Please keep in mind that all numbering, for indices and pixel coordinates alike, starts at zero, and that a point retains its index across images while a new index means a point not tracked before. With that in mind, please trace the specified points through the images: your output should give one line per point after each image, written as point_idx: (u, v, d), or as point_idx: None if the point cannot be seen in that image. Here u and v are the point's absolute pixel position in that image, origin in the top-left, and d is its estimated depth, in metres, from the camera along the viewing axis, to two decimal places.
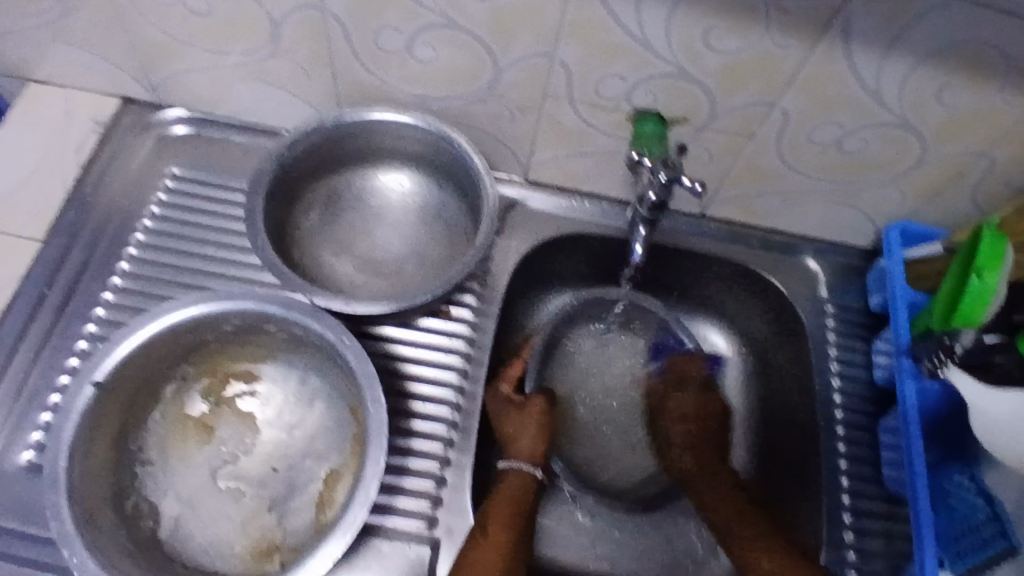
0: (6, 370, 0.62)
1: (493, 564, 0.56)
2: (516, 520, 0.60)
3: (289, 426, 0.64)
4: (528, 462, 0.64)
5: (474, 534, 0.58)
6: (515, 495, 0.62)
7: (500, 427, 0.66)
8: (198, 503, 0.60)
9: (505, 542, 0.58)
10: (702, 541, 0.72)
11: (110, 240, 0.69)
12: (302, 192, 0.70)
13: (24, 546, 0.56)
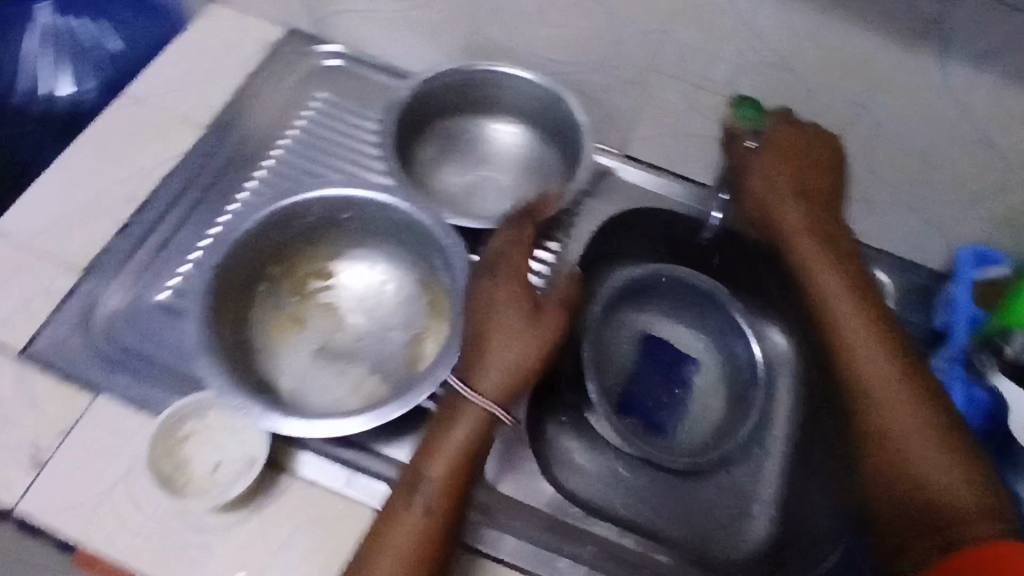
0: (157, 226, 0.72)
1: (415, 539, 0.52)
2: (455, 486, 0.54)
3: (379, 314, 0.72)
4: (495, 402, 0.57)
5: (407, 496, 0.54)
6: (461, 453, 0.55)
7: (487, 322, 0.60)
8: (291, 368, 0.68)
9: (438, 514, 0.53)
10: (730, 516, 0.75)
11: (257, 139, 0.79)
12: (424, 128, 0.78)
13: (147, 368, 0.65)
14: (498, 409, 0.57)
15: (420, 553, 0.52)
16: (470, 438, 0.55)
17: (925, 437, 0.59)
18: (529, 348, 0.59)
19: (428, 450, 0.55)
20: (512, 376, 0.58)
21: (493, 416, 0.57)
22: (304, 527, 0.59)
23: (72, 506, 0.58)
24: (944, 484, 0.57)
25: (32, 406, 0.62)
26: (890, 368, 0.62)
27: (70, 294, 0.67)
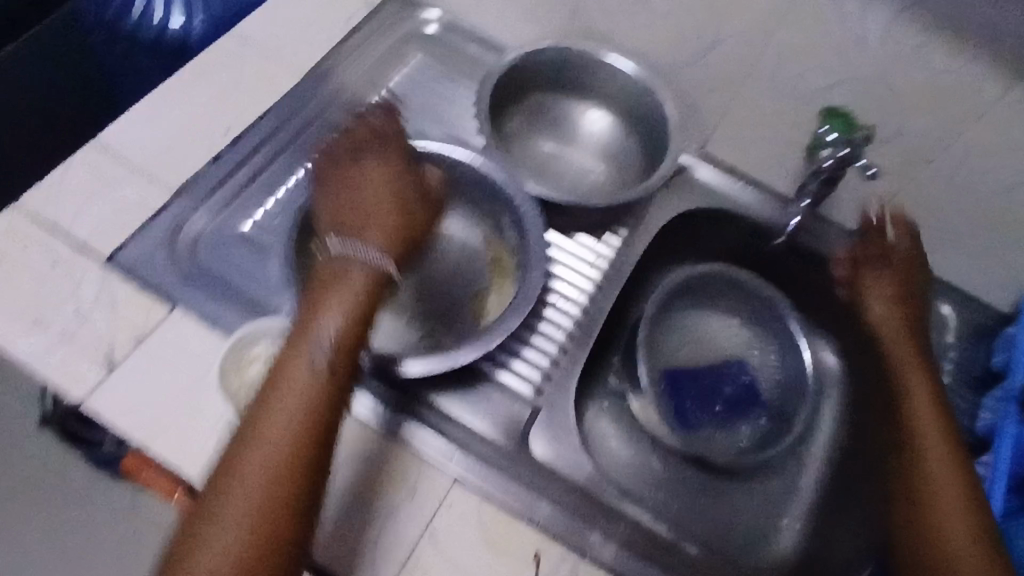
0: (250, 159, 0.76)
1: (312, 391, 0.53)
2: (350, 343, 0.56)
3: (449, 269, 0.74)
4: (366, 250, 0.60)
5: (301, 354, 0.55)
6: (346, 306, 0.57)
7: (337, 201, 0.66)
8: None
9: (334, 367, 0.55)
10: (759, 528, 0.74)
11: (351, 94, 0.82)
12: (515, 100, 0.80)
13: (224, 293, 0.68)
14: (378, 258, 0.60)
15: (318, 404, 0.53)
16: (367, 291, 0.58)
17: (961, 520, 0.60)
18: (392, 224, 0.64)
19: (314, 308, 0.57)
20: (375, 237, 0.63)
21: (378, 271, 0.60)
22: (349, 461, 0.60)
23: (140, 407, 0.61)
24: (965, 555, 0.58)
25: (113, 308, 0.65)
26: (948, 454, 0.64)
27: (161, 210, 0.71)
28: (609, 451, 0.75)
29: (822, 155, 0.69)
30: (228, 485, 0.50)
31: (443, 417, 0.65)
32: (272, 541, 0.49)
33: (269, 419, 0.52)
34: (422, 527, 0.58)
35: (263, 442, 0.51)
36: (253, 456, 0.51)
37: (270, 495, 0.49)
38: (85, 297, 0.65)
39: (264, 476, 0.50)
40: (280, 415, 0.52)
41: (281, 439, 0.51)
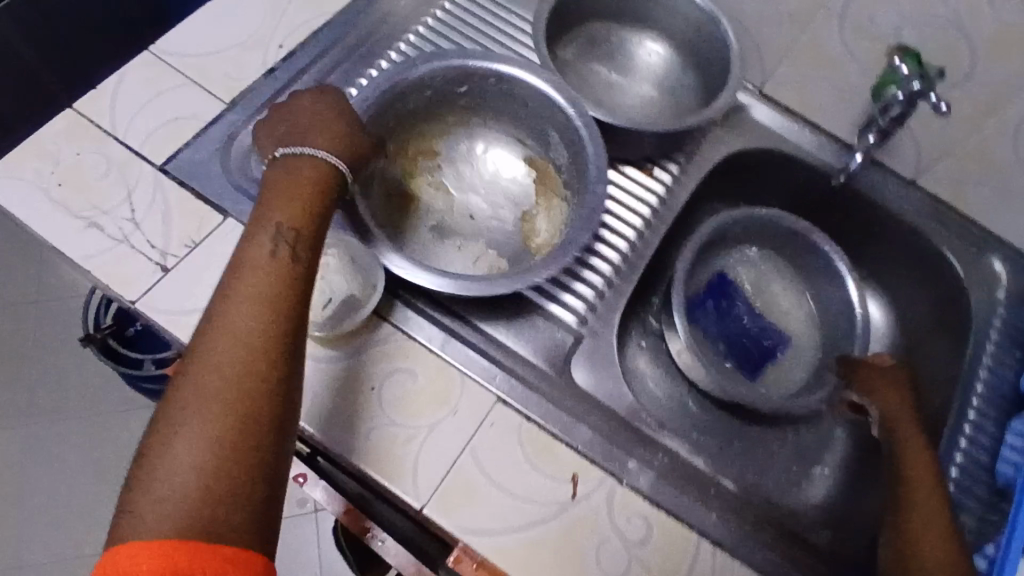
0: (303, 73, 0.74)
1: (270, 275, 0.50)
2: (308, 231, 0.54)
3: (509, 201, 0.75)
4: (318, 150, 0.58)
5: (253, 248, 0.52)
6: (302, 203, 0.55)
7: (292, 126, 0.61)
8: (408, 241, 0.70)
9: (294, 254, 0.52)
10: (791, 473, 0.74)
11: (403, 15, 0.80)
12: (571, 27, 0.78)
13: None
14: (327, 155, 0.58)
15: (279, 288, 0.50)
16: (304, 179, 0.56)
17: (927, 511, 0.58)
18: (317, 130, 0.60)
19: (271, 206, 0.54)
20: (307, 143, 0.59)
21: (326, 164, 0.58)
22: (394, 374, 0.61)
23: (192, 310, 0.62)
24: (926, 538, 0.56)
25: (167, 215, 0.65)
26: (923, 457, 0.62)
27: (214, 121, 0.70)
28: (646, 386, 0.76)
29: (893, 90, 0.66)
30: (195, 375, 0.46)
31: (487, 341, 0.65)
32: (249, 425, 0.45)
33: (230, 306, 0.49)
34: (462, 446, 0.59)
35: (226, 327, 0.48)
36: (217, 344, 0.47)
37: (236, 378, 0.46)
38: (138, 204, 0.65)
39: (231, 359, 0.47)
40: (238, 301, 0.49)
41: (247, 322, 0.48)
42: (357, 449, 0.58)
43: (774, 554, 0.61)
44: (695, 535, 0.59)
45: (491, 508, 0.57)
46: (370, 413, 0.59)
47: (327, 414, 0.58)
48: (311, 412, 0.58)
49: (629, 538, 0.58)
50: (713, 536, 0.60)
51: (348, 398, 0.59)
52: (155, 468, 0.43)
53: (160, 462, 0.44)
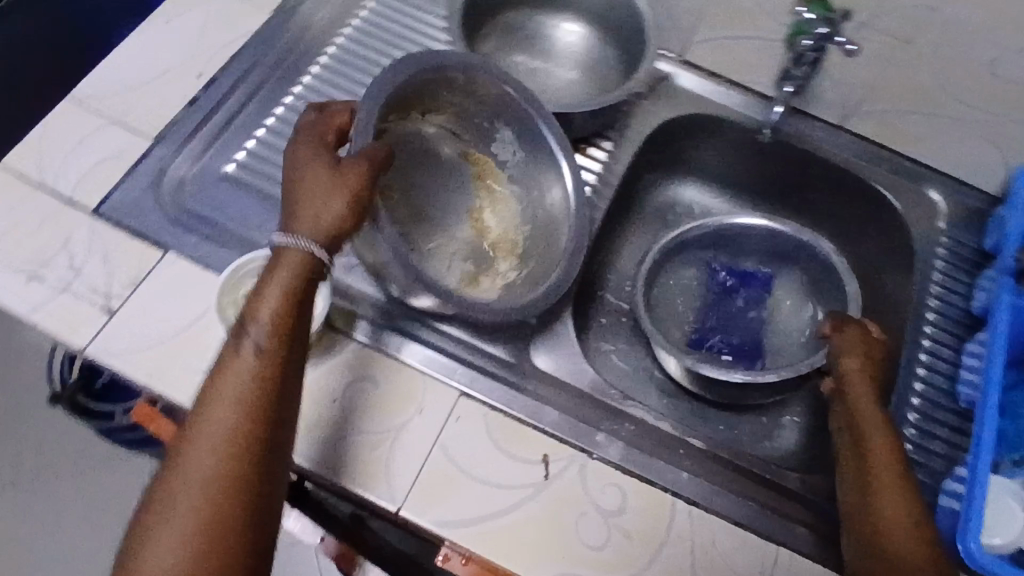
0: (228, 99, 0.74)
1: (247, 378, 0.51)
2: (287, 326, 0.53)
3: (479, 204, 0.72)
4: (306, 239, 0.54)
5: (233, 345, 0.52)
6: (287, 295, 0.54)
7: (299, 176, 0.57)
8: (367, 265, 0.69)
9: (270, 353, 0.52)
10: (761, 426, 0.75)
11: (320, 28, 0.81)
12: (488, 20, 0.78)
13: (216, 233, 0.68)
14: (316, 248, 0.54)
15: (256, 391, 0.51)
16: (289, 267, 0.54)
17: (898, 503, 0.56)
18: (323, 184, 0.56)
19: (254, 300, 0.54)
20: (314, 207, 0.55)
21: (309, 257, 0.54)
22: (355, 383, 0.61)
23: (143, 348, 0.61)
24: (902, 534, 0.54)
25: (106, 258, 0.65)
26: (888, 440, 0.59)
27: (142, 157, 0.70)
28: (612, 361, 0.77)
29: (802, 40, 0.65)
30: (174, 478, 0.49)
31: (445, 336, 0.66)
32: (223, 531, 0.48)
33: (213, 405, 0.50)
34: (431, 444, 0.59)
35: (204, 432, 0.49)
36: (195, 449, 0.49)
37: (212, 487, 0.48)
38: (76, 250, 0.65)
39: (209, 468, 0.48)
40: (223, 395, 0.50)
41: (225, 428, 0.50)
42: (330, 462, 0.58)
43: (751, 502, 0.62)
44: (670, 495, 0.60)
45: (467, 500, 0.58)
46: (338, 424, 0.59)
47: (321, 444, 0.58)
48: None
49: (606, 508, 0.59)
50: (688, 495, 0.61)
51: (315, 413, 0.59)
52: (138, 552, 0.47)
53: (141, 562, 0.47)
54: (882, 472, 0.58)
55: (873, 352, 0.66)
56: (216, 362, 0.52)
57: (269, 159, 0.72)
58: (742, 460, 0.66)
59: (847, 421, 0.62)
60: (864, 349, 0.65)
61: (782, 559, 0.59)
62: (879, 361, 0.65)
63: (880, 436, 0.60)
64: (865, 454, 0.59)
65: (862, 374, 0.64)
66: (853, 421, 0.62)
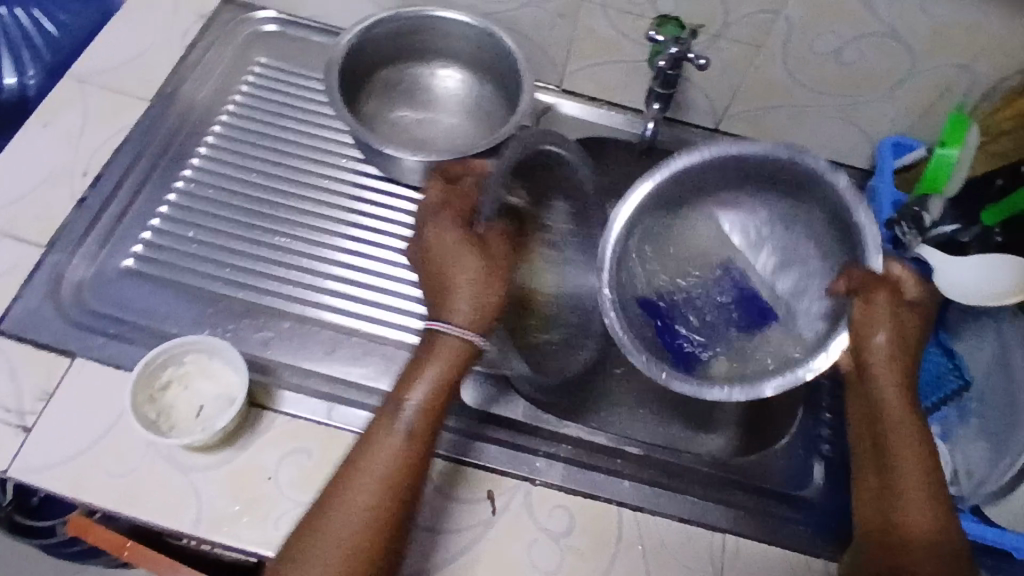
0: (117, 193, 0.73)
1: (399, 454, 0.54)
2: (437, 407, 0.56)
3: (390, 260, 0.74)
4: (468, 329, 0.57)
5: (390, 419, 0.55)
6: (442, 378, 0.56)
7: (452, 256, 0.60)
8: (305, 353, 0.68)
9: (420, 434, 0.55)
10: None
11: (203, 107, 0.81)
12: (368, 80, 0.81)
13: (126, 330, 0.67)
14: (475, 337, 0.57)
15: (400, 473, 0.53)
16: (450, 354, 0.56)
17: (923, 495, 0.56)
18: (482, 277, 0.59)
19: (408, 377, 0.56)
20: (479, 297, 0.58)
21: (470, 344, 0.57)
22: (290, 457, 0.61)
23: (64, 462, 0.59)
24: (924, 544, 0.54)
25: (11, 375, 0.63)
26: (914, 437, 0.58)
27: (35, 267, 0.68)
28: None
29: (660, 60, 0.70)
30: (314, 531, 0.52)
31: (372, 392, 0.66)
32: None
33: (361, 480, 0.53)
34: None
35: (350, 494, 0.52)
36: (340, 509, 0.52)
37: (350, 556, 0.51)
38: None
39: (354, 532, 0.51)
40: (371, 471, 0.53)
41: (368, 504, 0.52)
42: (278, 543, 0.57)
43: (693, 497, 0.64)
44: (615, 507, 0.62)
45: (421, 551, 0.58)
46: (275, 501, 0.59)
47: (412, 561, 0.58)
48: (215, 520, 0.58)
49: (555, 531, 0.60)
50: (633, 503, 0.63)
51: (250, 494, 0.59)
52: None
53: None
54: (909, 477, 0.56)
55: (905, 324, 0.60)
56: (365, 436, 0.55)
57: (170, 249, 0.72)
58: (681, 459, 0.68)
59: (870, 407, 0.60)
60: (894, 320, 0.60)
61: (729, 546, 0.62)
62: (911, 332, 0.60)
63: (909, 432, 0.58)
64: (890, 453, 0.58)
65: (890, 354, 0.59)
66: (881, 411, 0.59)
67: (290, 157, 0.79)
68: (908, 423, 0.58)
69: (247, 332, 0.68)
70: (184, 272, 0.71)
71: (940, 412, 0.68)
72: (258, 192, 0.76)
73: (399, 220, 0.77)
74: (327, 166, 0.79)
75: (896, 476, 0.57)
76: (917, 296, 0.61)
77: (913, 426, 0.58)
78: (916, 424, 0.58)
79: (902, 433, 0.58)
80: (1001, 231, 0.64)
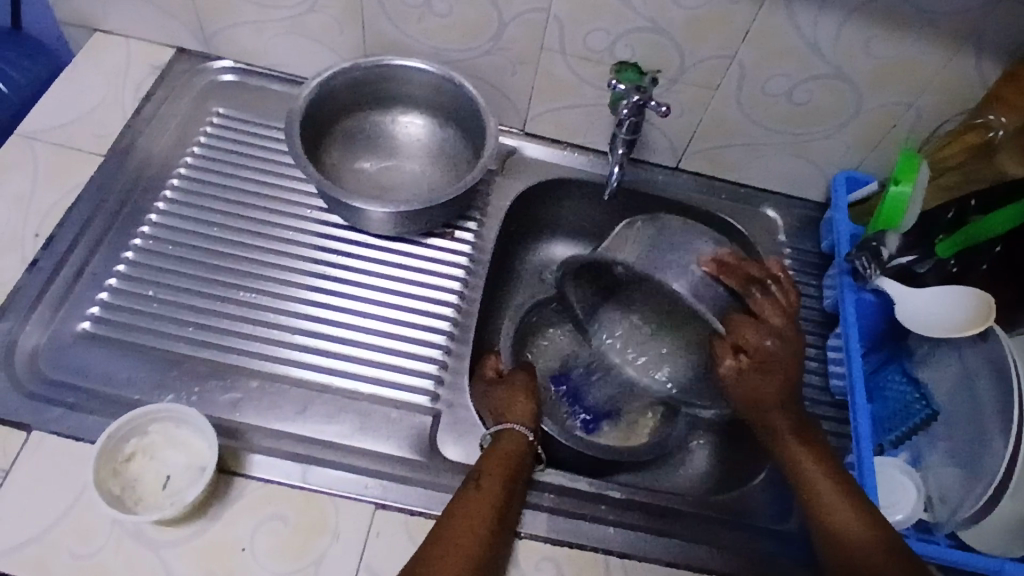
0: (71, 254, 0.71)
1: (491, 500, 0.58)
2: (507, 469, 0.62)
3: (359, 311, 0.73)
4: (521, 425, 0.66)
5: (473, 476, 0.61)
6: (507, 453, 0.63)
7: (502, 399, 0.69)
8: (278, 411, 0.66)
9: (500, 488, 0.60)
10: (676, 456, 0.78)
11: (161, 161, 0.79)
12: (331, 128, 0.80)
13: (86, 398, 0.64)
14: (525, 430, 0.66)
15: (490, 516, 0.57)
16: (515, 441, 0.65)
17: (841, 500, 0.59)
18: (524, 398, 0.69)
19: (486, 453, 0.64)
20: (524, 406, 0.68)
21: (527, 437, 0.65)
22: (265, 524, 0.58)
23: (23, 545, 0.56)
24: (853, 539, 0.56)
25: None
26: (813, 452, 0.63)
27: None
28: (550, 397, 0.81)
29: (622, 106, 0.71)
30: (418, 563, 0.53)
31: (348, 452, 0.64)
32: None
33: (458, 516, 0.57)
34: (356, 567, 0.58)
35: (453, 529, 0.56)
36: (436, 548, 0.54)
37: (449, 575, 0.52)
38: None
39: (457, 558, 0.54)
40: (466, 510, 0.57)
41: (467, 538, 0.55)
42: None
43: (680, 539, 0.64)
44: (601, 555, 0.62)
45: None
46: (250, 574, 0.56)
47: None
48: None
49: None
50: (618, 548, 0.62)
51: (224, 568, 0.56)
52: None
53: None
54: (819, 485, 0.60)
55: (762, 384, 0.66)
56: (453, 497, 0.59)
57: (130, 309, 0.70)
58: (663, 498, 0.68)
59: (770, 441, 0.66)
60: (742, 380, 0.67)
61: None
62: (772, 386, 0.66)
63: (805, 452, 0.63)
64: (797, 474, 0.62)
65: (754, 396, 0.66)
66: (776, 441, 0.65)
67: (252, 208, 0.78)
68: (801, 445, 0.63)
69: (215, 393, 0.66)
70: (145, 333, 0.68)
71: (909, 441, 0.70)
72: (221, 247, 0.74)
73: (367, 270, 0.76)
74: (290, 217, 0.78)
75: (811, 490, 0.61)
76: (761, 346, 0.66)
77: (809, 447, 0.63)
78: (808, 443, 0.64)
79: (796, 453, 0.63)
80: (955, 262, 0.68)
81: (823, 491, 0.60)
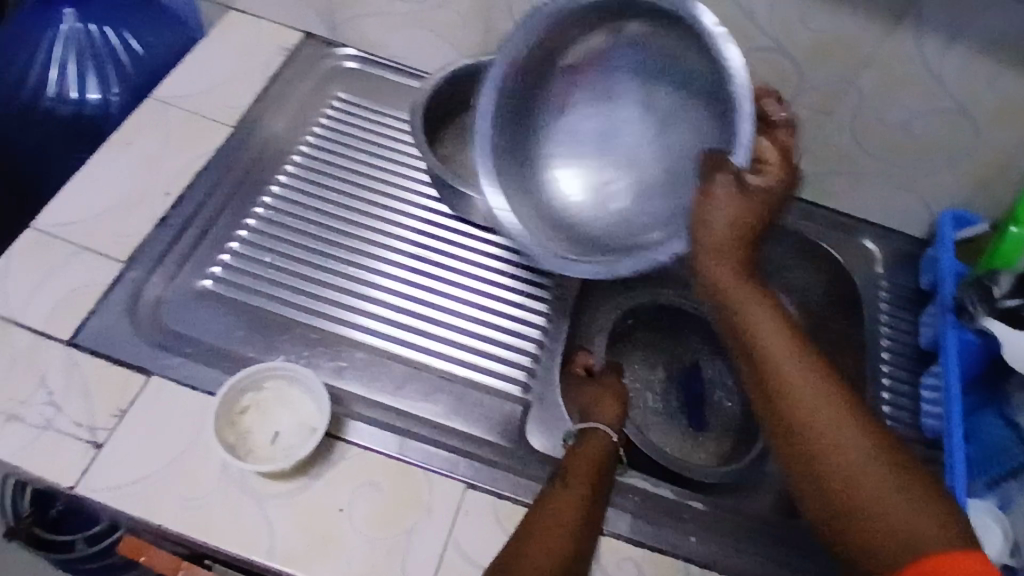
0: (197, 215, 0.74)
1: (581, 496, 0.59)
2: (595, 467, 0.63)
3: (459, 295, 0.75)
4: (607, 426, 0.67)
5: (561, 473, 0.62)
6: (594, 454, 0.64)
7: (592, 398, 0.70)
8: (378, 385, 0.68)
9: (587, 485, 0.60)
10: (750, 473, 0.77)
11: (283, 136, 0.83)
12: (446, 121, 0.83)
13: (201, 352, 0.67)
14: (611, 430, 0.67)
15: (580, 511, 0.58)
16: (601, 442, 0.65)
17: (867, 457, 0.49)
18: (614, 401, 0.70)
19: (570, 453, 0.65)
20: (612, 407, 0.69)
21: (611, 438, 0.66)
22: (363, 489, 0.61)
23: (137, 482, 0.59)
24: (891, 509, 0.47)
25: (87, 391, 0.62)
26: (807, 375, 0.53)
27: (115, 282, 0.68)
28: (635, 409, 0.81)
29: None
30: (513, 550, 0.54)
31: (442, 431, 0.66)
32: None
33: (548, 510, 0.58)
34: (445, 541, 0.59)
35: (544, 520, 0.57)
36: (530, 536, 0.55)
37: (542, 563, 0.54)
38: (56, 383, 0.62)
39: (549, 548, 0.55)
40: (556, 504, 0.58)
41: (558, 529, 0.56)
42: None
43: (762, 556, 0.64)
44: (681, 561, 0.62)
45: None
46: (346, 535, 0.59)
47: None
48: (288, 551, 0.57)
49: None
50: (699, 557, 0.63)
51: (322, 527, 0.59)
52: None
53: None
54: (844, 435, 0.50)
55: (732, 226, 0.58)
56: (541, 492, 0.61)
57: (247, 273, 0.73)
58: (742, 513, 0.68)
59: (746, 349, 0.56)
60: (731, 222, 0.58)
61: None
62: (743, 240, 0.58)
63: (805, 375, 0.53)
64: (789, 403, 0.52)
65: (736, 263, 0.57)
66: (760, 349, 0.55)
67: (364, 189, 0.81)
68: (795, 365, 0.53)
69: (320, 360, 0.69)
70: (258, 297, 0.72)
71: (1002, 485, 0.68)
72: (334, 223, 0.78)
73: (467, 258, 0.78)
74: (400, 201, 0.81)
75: (820, 434, 0.51)
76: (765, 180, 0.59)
77: (811, 373, 0.53)
78: (808, 367, 0.53)
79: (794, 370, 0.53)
80: None
81: (850, 442, 0.50)
